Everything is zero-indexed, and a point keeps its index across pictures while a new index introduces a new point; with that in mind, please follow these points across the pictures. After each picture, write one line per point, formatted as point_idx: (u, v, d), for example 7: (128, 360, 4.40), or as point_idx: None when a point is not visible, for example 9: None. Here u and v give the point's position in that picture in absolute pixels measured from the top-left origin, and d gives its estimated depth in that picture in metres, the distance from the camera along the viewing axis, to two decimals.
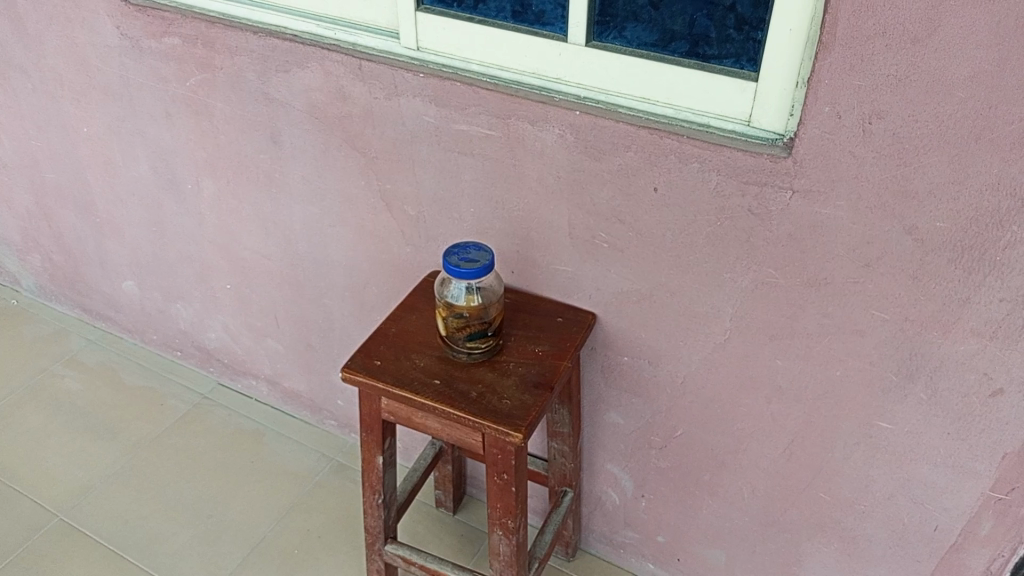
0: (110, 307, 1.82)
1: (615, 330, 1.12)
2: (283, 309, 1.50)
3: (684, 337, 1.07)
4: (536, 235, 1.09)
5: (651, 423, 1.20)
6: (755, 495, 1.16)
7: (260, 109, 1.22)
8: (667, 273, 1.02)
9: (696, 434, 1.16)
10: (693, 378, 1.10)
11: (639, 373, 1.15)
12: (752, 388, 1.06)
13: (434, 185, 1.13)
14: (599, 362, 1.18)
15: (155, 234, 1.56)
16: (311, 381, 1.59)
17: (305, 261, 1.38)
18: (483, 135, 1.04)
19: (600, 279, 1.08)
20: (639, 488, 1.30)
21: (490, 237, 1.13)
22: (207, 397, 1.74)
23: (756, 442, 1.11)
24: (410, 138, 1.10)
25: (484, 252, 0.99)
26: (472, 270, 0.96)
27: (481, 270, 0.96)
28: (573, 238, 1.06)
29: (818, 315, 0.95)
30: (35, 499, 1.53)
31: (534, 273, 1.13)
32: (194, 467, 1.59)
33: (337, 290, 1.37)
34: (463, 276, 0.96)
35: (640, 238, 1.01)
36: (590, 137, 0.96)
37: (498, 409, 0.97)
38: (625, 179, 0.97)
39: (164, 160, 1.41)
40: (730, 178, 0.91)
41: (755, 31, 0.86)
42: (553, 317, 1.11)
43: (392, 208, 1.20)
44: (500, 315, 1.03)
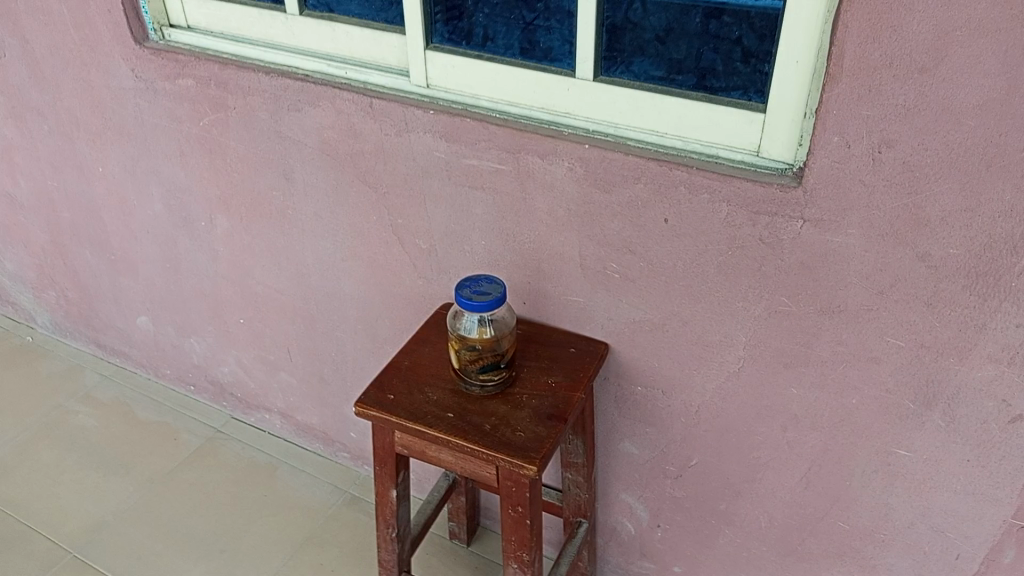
0: (124, 343, 1.83)
1: (629, 360, 1.12)
2: (296, 343, 1.50)
3: (698, 366, 1.06)
4: (548, 267, 1.09)
5: (666, 453, 1.19)
6: (773, 524, 1.15)
7: (272, 147, 1.24)
8: (680, 303, 1.02)
9: (711, 463, 1.15)
10: (708, 407, 1.10)
11: (653, 403, 1.14)
12: (767, 417, 1.05)
13: (445, 219, 1.14)
14: (613, 392, 1.17)
15: (169, 271, 1.58)
16: (324, 414, 1.59)
17: (317, 295, 1.38)
18: (493, 169, 1.05)
19: (612, 309, 1.08)
20: (656, 518, 1.29)
21: (502, 269, 1.13)
22: (221, 432, 1.74)
23: (773, 471, 1.10)
24: (421, 173, 1.11)
25: (496, 285, 0.99)
26: (484, 303, 0.96)
27: (493, 303, 0.96)
28: (585, 270, 1.06)
29: (832, 342, 0.95)
30: (50, 537, 1.53)
31: (546, 305, 1.13)
32: (207, 502, 1.59)
33: (350, 323, 1.38)
34: (475, 309, 0.96)
35: (651, 268, 1.01)
36: (600, 169, 0.97)
37: (512, 442, 0.96)
38: (636, 211, 0.98)
39: (177, 198, 1.43)
40: (740, 208, 0.91)
41: (761, 63, 0.87)
42: (566, 348, 1.11)
43: (404, 242, 1.20)
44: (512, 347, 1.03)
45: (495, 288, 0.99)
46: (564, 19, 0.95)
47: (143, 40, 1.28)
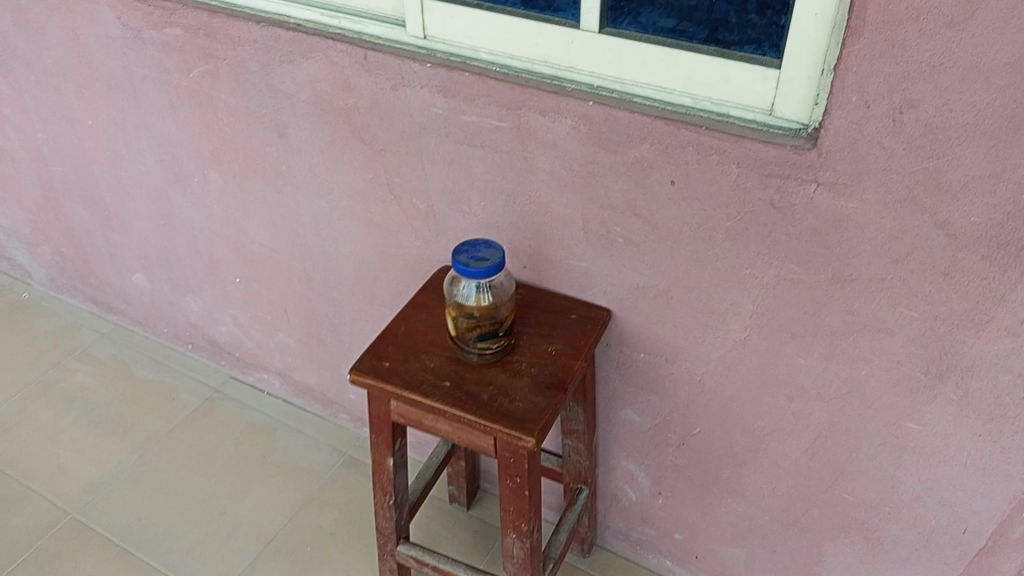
0: (120, 300, 1.81)
1: (631, 327, 1.08)
2: (292, 303, 1.47)
3: (703, 333, 1.03)
4: (549, 229, 1.05)
5: (668, 421, 1.16)
6: (777, 494, 1.13)
7: (264, 102, 1.19)
8: (685, 269, 0.98)
9: (715, 431, 1.12)
10: (712, 375, 1.07)
11: (656, 371, 1.11)
12: (773, 386, 1.02)
13: (443, 179, 1.09)
14: (615, 359, 1.14)
15: (163, 227, 1.54)
16: (321, 374, 1.57)
17: (313, 255, 1.35)
18: (493, 127, 1.00)
19: (616, 274, 1.04)
20: (656, 485, 1.27)
21: (501, 232, 1.09)
22: (219, 391, 1.72)
23: (778, 441, 1.07)
24: (418, 130, 1.07)
25: (495, 249, 0.96)
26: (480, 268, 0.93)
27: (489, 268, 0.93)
28: (588, 233, 1.02)
29: (843, 312, 0.91)
30: (49, 496, 1.52)
31: (547, 269, 1.09)
32: (206, 463, 1.58)
33: (347, 283, 1.34)
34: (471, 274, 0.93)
35: (657, 232, 0.97)
36: (604, 128, 0.92)
37: (510, 413, 0.94)
38: (641, 172, 0.93)
39: (169, 153, 1.39)
40: (750, 170, 0.87)
41: (777, 16, 0.81)
42: (567, 314, 1.07)
43: (401, 202, 1.16)
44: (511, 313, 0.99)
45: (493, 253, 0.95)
46: None
47: None
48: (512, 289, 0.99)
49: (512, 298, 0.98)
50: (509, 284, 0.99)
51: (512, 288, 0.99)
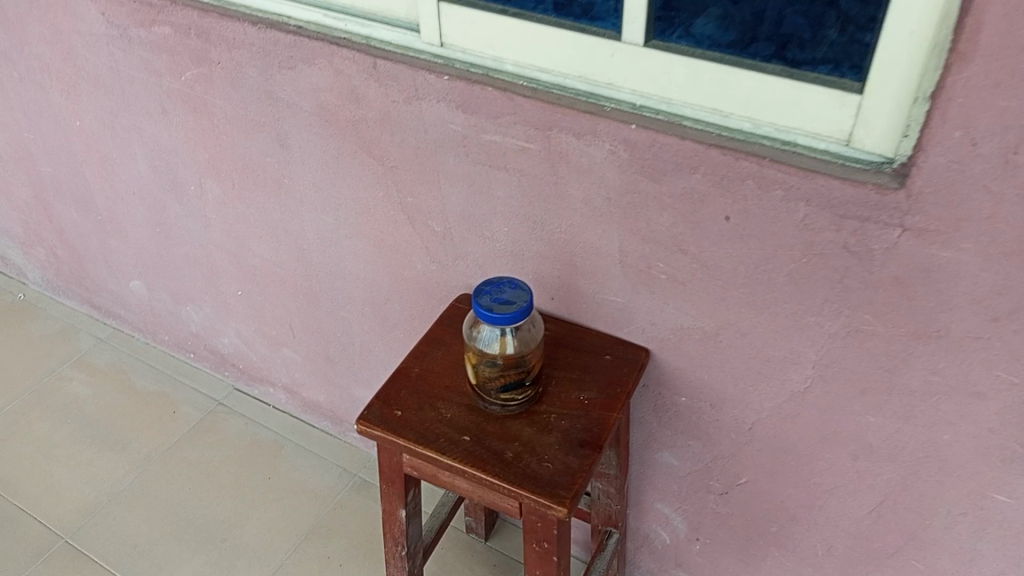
0: (119, 306, 1.70)
1: (672, 369, 0.97)
2: (298, 320, 1.36)
3: (756, 381, 0.91)
4: (581, 261, 0.93)
5: (711, 467, 1.05)
6: (834, 552, 1.02)
7: (263, 109, 1.07)
8: (737, 312, 0.86)
9: (765, 483, 1.01)
10: (764, 425, 0.95)
11: (700, 416, 1.00)
12: (835, 443, 0.91)
13: (461, 201, 0.97)
14: (652, 400, 1.02)
15: (159, 235, 1.43)
16: (330, 393, 1.46)
17: (320, 273, 1.23)
18: (519, 148, 0.88)
19: (656, 313, 0.92)
20: (694, 530, 1.16)
21: (527, 260, 0.97)
22: (223, 404, 1.62)
23: (837, 499, 0.96)
24: (433, 147, 0.94)
25: (520, 290, 0.83)
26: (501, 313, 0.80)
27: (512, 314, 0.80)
28: (625, 267, 0.90)
29: (925, 370, 0.79)
30: (41, 519, 1.43)
31: (577, 303, 0.97)
32: (208, 485, 1.48)
33: (356, 304, 1.23)
34: (491, 319, 0.80)
35: (707, 271, 0.85)
36: (649, 154, 0.80)
37: (537, 476, 0.81)
38: (691, 204, 0.81)
39: (163, 159, 1.27)
40: (822, 209, 0.74)
41: (861, 32, 0.68)
42: (600, 354, 0.95)
43: (415, 223, 1.04)
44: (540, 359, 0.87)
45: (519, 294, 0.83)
46: None
47: None
48: (541, 331, 0.87)
49: (541, 342, 0.86)
50: (538, 325, 0.87)
51: (541, 330, 0.87)
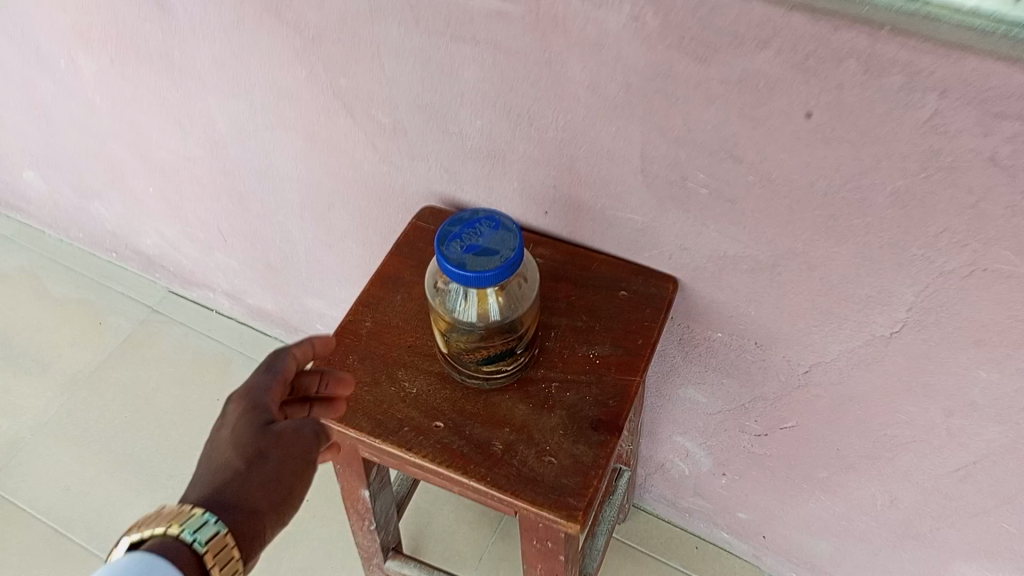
0: (19, 199, 1.42)
1: (707, 301, 0.73)
2: (226, 223, 1.10)
3: (822, 321, 0.68)
4: (586, 168, 0.67)
5: (748, 408, 0.84)
6: (896, 505, 0.83)
7: None
8: (807, 240, 0.62)
9: (819, 430, 0.81)
10: (826, 371, 0.73)
11: (738, 354, 0.78)
12: (923, 396, 0.70)
13: (413, 85, 0.69)
14: (676, 335, 0.80)
15: (40, 120, 1.13)
16: (278, 302, 1.23)
17: (241, 171, 0.96)
18: (493, 11, 0.59)
19: (690, 236, 0.67)
20: (720, 466, 0.97)
21: (510, 165, 0.71)
22: (157, 312, 1.39)
23: (912, 454, 0.76)
24: (368, 10, 0.65)
25: (501, 232, 0.61)
26: (474, 274, 0.58)
27: (490, 275, 0.58)
28: (650, 178, 0.64)
29: None
30: None
31: (581, 219, 0.72)
32: (148, 412, 1.27)
33: (292, 208, 0.97)
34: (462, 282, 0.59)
35: (768, 186, 0.60)
36: (692, 20, 0.52)
37: (539, 476, 0.61)
38: (753, 95, 0.54)
39: (18, 24, 0.96)
40: (963, 105, 0.48)
41: None
42: (612, 292, 0.72)
43: (353, 114, 0.76)
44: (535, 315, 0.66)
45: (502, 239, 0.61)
46: None
47: None
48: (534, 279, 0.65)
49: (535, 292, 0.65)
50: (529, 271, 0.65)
51: (534, 278, 0.65)
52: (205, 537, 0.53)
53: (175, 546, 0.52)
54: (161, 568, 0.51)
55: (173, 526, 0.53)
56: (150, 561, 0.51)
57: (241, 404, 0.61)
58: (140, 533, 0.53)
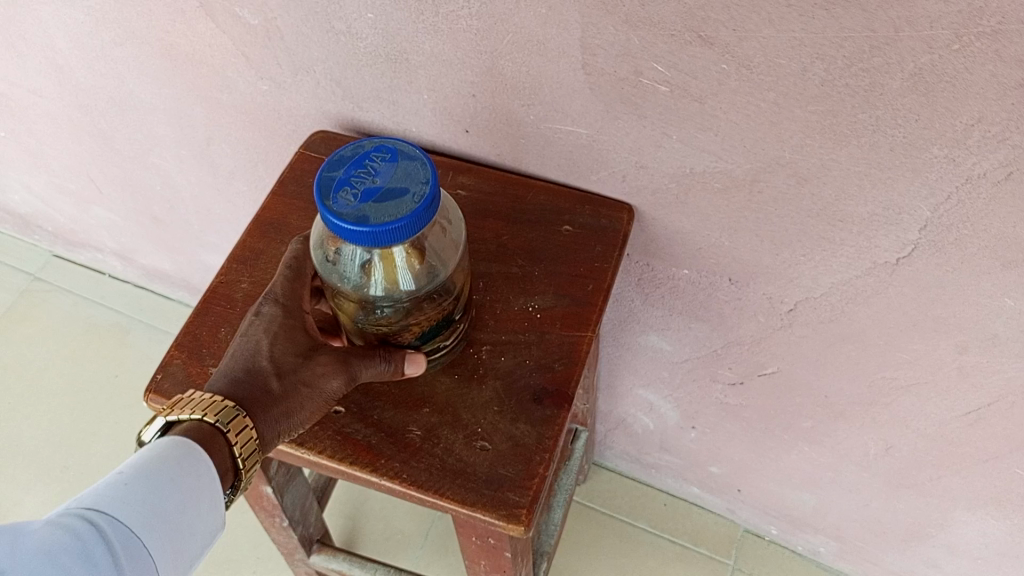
0: None
1: (671, 233, 0.60)
2: (98, 171, 0.93)
3: (812, 249, 0.56)
4: (511, 68, 0.52)
5: (720, 355, 0.72)
6: (890, 455, 0.73)
7: None
8: (798, 146, 0.48)
9: (803, 376, 0.69)
10: (816, 308, 0.61)
11: (709, 293, 0.65)
12: (931, 333, 0.57)
13: None
14: (634, 274, 0.67)
15: None
16: (176, 260, 1.06)
17: (100, 103, 0.78)
18: None
19: (648, 151, 0.54)
20: (688, 419, 0.85)
21: (416, 69, 0.56)
22: (39, 279, 1.21)
23: (912, 399, 0.65)
24: None
25: (399, 166, 0.47)
26: (385, 228, 0.43)
27: (406, 225, 0.43)
28: (594, 77, 0.50)
29: None
30: None
31: (511, 137, 0.58)
32: (35, 395, 1.11)
33: (167, 147, 0.80)
34: (369, 242, 0.44)
35: (747, 75, 0.46)
36: None
37: (469, 470, 0.50)
38: None
39: None
40: None
41: None
42: (554, 226, 0.59)
43: (214, 15, 0.60)
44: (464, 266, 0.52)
45: (405, 172, 0.47)
46: None
47: None
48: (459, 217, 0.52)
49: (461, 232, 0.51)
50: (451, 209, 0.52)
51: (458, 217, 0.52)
52: (239, 424, 0.45)
53: (208, 432, 0.45)
54: (194, 458, 0.44)
55: (207, 412, 0.45)
56: (182, 446, 0.44)
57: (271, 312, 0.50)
58: (174, 412, 0.45)
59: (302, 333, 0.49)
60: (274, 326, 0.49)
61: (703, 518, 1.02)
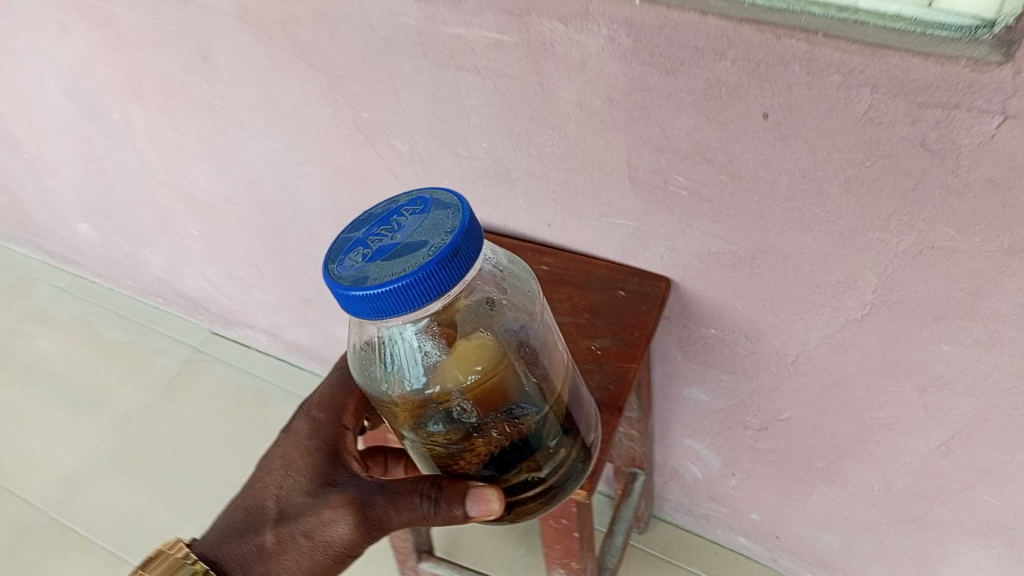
0: (73, 252, 1.54)
1: (699, 299, 0.81)
2: (264, 260, 1.20)
3: (802, 309, 0.75)
4: (581, 179, 0.76)
5: (746, 403, 0.91)
6: (890, 489, 0.89)
7: (175, 17, 0.86)
8: (780, 231, 0.69)
9: (811, 419, 0.87)
10: (812, 358, 0.80)
11: (732, 349, 0.85)
12: (898, 375, 0.76)
13: (427, 115, 0.79)
14: (675, 334, 0.87)
15: (94, 173, 1.24)
16: (313, 334, 1.31)
17: (278, 207, 1.06)
18: (491, 43, 0.69)
19: (677, 236, 0.75)
20: (728, 466, 1.03)
21: (514, 179, 0.80)
22: (199, 351, 1.49)
23: (897, 435, 0.82)
24: (384, 49, 0.75)
25: (423, 228, 0.55)
26: (369, 301, 0.51)
27: (389, 295, 0.51)
28: (637, 183, 0.73)
29: (1019, 291, 0.63)
30: (22, 494, 1.34)
31: (580, 227, 0.81)
32: (193, 443, 1.36)
33: (324, 240, 1.06)
34: (373, 317, 0.52)
35: (739, 183, 0.68)
36: (659, 39, 0.61)
37: None
38: (716, 99, 0.63)
39: (77, 86, 1.06)
40: (894, 96, 0.56)
41: None
42: (612, 292, 0.80)
43: (375, 143, 0.86)
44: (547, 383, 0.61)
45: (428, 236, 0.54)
46: None
47: None
48: (541, 311, 0.64)
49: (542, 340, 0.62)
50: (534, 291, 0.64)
51: (541, 311, 0.64)
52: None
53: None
54: None
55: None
56: None
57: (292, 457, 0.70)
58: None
59: (305, 481, 0.68)
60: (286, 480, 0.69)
61: (749, 567, 1.17)
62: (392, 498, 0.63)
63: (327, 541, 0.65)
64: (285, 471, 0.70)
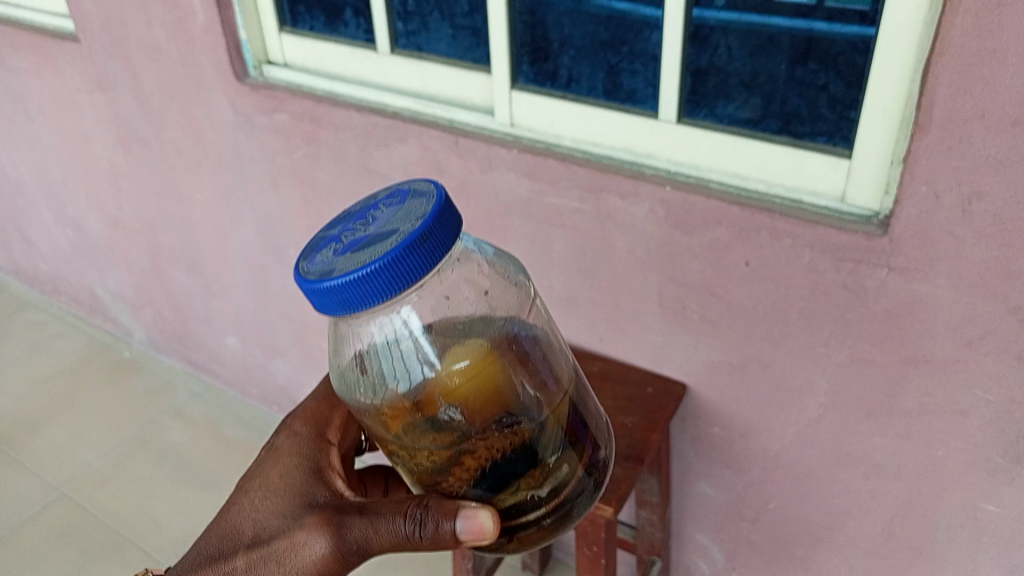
0: (213, 362, 1.92)
1: (706, 401, 1.12)
2: None
3: (778, 410, 1.06)
4: (626, 304, 1.10)
5: (742, 495, 1.18)
6: (853, 573, 1.13)
7: (360, 181, 1.27)
8: (759, 347, 1.02)
9: (790, 508, 1.14)
10: (787, 452, 1.09)
11: (730, 444, 1.14)
12: (848, 465, 1.04)
13: (525, 256, 1.16)
14: (690, 432, 1.17)
15: (258, 294, 1.64)
16: None
17: None
18: (574, 209, 1.06)
19: (691, 350, 1.08)
20: (730, 560, 1.28)
21: (581, 304, 1.15)
22: None
23: (854, 520, 1.08)
24: (502, 210, 1.14)
25: (392, 229, 0.68)
26: (335, 293, 0.65)
27: (359, 279, 0.64)
28: (664, 308, 1.07)
29: (918, 393, 0.93)
30: (145, 547, 1.63)
31: (624, 341, 1.15)
32: None
33: None
34: (340, 308, 0.67)
35: (731, 311, 1.01)
36: (682, 211, 0.97)
37: None
38: (717, 253, 0.98)
39: (269, 226, 1.48)
40: (823, 254, 0.90)
41: (848, 111, 0.87)
42: (643, 388, 1.12)
43: None
44: (540, 401, 0.75)
45: (398, 226, 0.69)
46: (648, 63, 0.98)
47: (244, 78, 1.34)
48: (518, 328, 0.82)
49: (528, 361, 0.79)
50: (515, 320, 0.83)
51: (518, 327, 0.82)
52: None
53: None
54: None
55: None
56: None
57: (261, 484, 0.91)
58: None
59: (270, 501, 0.89)
60: (255, 504, 0.90)
61: None
62: (374, 523, 0.79)
63: (303, 557, 0.82)
64: (262, 493, 0.90)
